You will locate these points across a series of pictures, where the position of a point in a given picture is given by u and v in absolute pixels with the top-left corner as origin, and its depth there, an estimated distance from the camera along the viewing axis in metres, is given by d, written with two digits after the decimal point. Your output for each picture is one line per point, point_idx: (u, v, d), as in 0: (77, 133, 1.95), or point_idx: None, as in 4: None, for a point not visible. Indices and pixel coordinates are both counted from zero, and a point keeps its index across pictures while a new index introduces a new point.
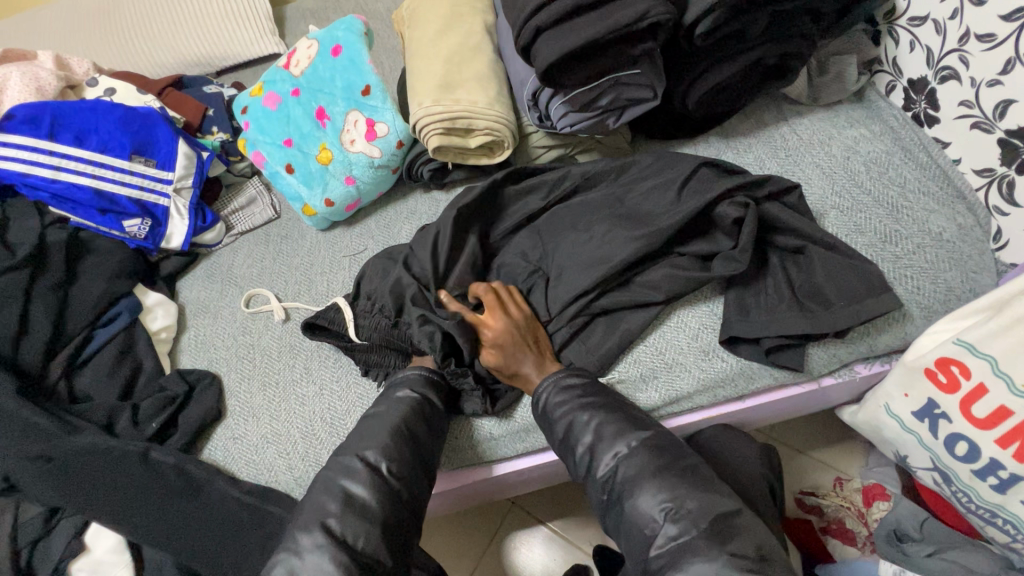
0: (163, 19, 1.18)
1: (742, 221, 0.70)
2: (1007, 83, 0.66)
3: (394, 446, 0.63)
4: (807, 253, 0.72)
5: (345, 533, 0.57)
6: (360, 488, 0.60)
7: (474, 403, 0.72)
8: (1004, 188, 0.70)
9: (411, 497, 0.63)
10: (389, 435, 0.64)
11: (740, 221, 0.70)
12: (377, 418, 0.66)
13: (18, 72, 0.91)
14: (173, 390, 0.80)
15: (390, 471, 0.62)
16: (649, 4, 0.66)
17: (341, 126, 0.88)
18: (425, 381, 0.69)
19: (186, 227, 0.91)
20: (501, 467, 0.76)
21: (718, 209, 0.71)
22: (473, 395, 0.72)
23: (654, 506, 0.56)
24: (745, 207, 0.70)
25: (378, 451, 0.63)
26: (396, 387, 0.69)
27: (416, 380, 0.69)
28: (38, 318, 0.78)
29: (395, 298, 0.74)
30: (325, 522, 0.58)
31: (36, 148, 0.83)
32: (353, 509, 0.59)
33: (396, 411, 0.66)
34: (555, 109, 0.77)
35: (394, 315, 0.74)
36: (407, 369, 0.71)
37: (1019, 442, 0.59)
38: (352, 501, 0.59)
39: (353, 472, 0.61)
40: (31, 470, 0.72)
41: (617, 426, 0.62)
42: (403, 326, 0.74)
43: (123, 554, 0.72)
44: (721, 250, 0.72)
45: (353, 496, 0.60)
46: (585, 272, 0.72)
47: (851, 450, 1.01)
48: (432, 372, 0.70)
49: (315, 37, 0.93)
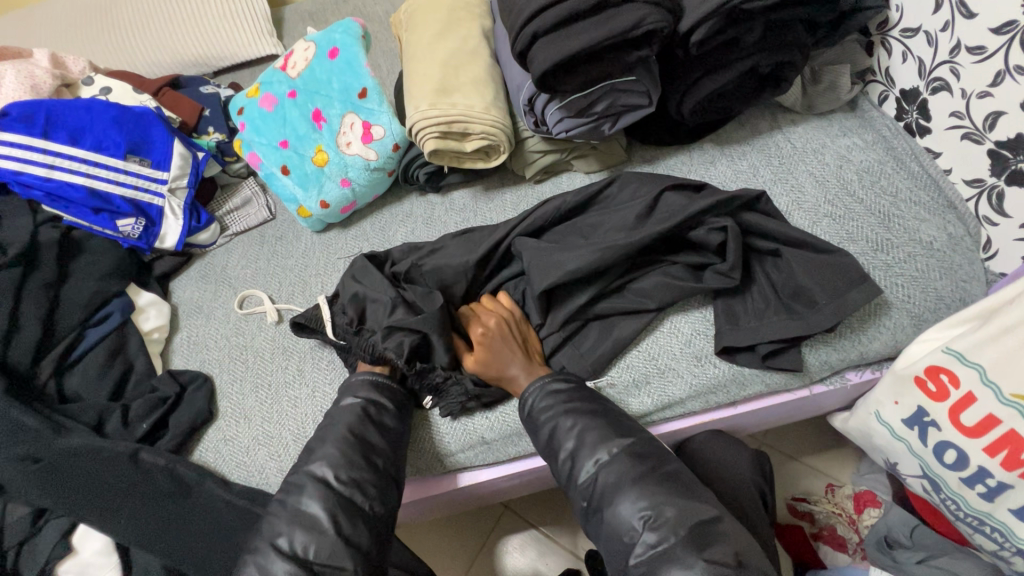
0: (160, 19, 1.17)
1: (725, 244, 0.71)
2: (997, 95, 0.67)
3: (341, 455, 0.63)
4: (782, 255, 0.72)
5: (296, 548, 0.58)
6: (312, 506, 0.60)
7: (451, 401, 0.71)
8: (993, 199, 0.71)
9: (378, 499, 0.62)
10: (371, 444, 0.64)
11: (723, 243, 0.71)
12: (327, 427, 0.66)
13: (13, 70, 0.91)
14: (164, 391, 0.79)
15: (338, 479, 0.62)
16: (645, 12, 0.66)
17: (337, 128, 0.88)
18: (371, 385, 0.69)
19: (180, 228, 0.91)
20: (464, 477, 0.75)
21: (698, 233, 0.72)
22: (450, 393, 0.71)
23: (633, 514, 0.56)
24: (724, 231, 0.71)
25: (325, 462, 0.63)
26: (344, 395, 0.69)
27: (360, 385, 0.69)
28: (28, 316, 0.78)
29: (354, 305, 0.73)
30: (274, 543, 0.58)
31: (30, 145, 0.83)
32: (311, 527, 0.59)
33: (342, 419, 0.66)
34: (550, 114, 0.77)
35: (356, 323, 0.73)
36: (355, 376, 0.71)
37: (1006, 451, 0.60)
38: (309, 514, 0.59)
39: (304, 489, 0.61)
40: (18, 471, 0.71)
41: (599, 433, 0.62)
42: (364, 333, 0.72)
43: (111, 556, 0.71)
44: (711, 262, 0.73)
45: (302, 510, 0.60)
46: (548, 272, 0.71)
47: (843, 456, 1.02)
48: (377, 377, 0.69)
49: (312, 39, 0.93)
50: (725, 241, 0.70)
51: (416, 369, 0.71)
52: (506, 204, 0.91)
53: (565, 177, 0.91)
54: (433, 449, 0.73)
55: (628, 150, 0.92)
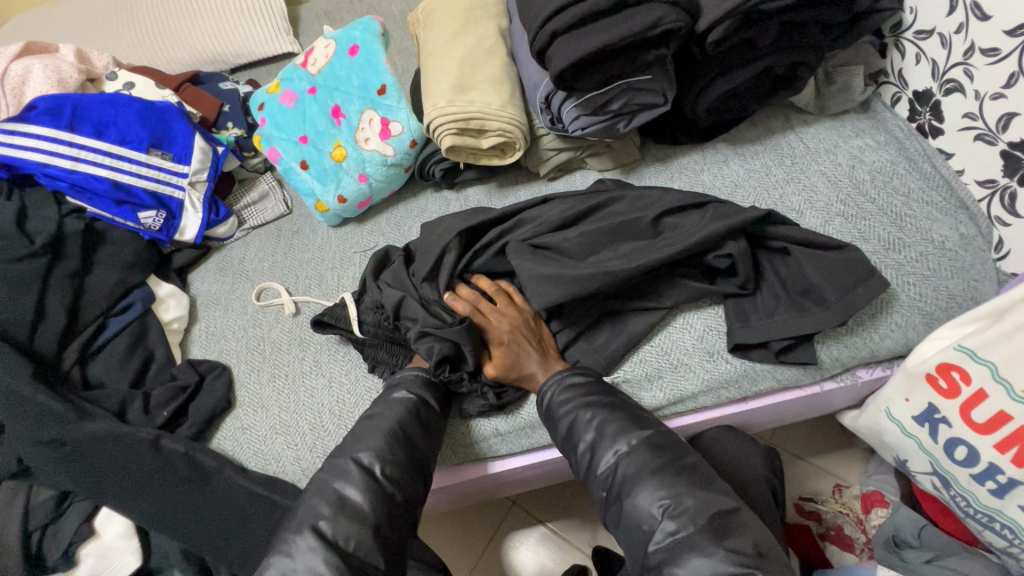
0: (180, 18, 1.19)
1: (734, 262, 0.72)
2: (1011, 96, 0.67)
3: (364, 443, 0.63)
4: (792, 253, 0.73)
5: (332, 537, 0.57)
6: (334, 492, 0.60)
7: (473, 405, 0.73)
8: (1006, 199, 0.72)
9: (404, 502, 0.62)
10: (383, 435, 0.64)
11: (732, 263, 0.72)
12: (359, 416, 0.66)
13: (40, 65, 0.93)
14: (185, 380, 0.81)
15: (384, 474, 0.62)
16: (663, 11, 0.67)
17: (356, 124, 0.90)
18: (422, 382, 0.70)
19: (199, 220, 0.92)
20: (496, 465, 0.77)
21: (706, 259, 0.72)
22: (473, 397, 0.73)
23: (652, 503, 0.57)
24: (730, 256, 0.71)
25: (363, 453, 0.63)
26: (394, 388, 0.70)
27: (412, 382, 0.70)
28: (54, 303, 0.80)
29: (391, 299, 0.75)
30: (313, 528, 0.58)
31: (56, 139, 0.85)
32: (333, 513, 0.58)
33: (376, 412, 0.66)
34: (567, 112, 0.78)
35: (393, 318, 0.75)
36: (405, 369, 0.72)
37: (1017, 447, 0.61)
38: (334, 500, 0.59)
39: (349, 475, 0.61)
40: (45, 454, 0.73)
41: (618, 425, 0.63)
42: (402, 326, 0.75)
43: (131, 539, 0.74)
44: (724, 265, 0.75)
45: (346, 500, 0.60)
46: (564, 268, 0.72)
47: (851, 457, 1.02)
48: (428, 374, 0.71)
49: (332, 36, 0.94)
50: (733, 262, 0.71)
51: (443, 376, 0.70)
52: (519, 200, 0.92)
53: (580, 174, 0.93)
54: (449, 440, 0.75)
55: (641, 149, 0.93)
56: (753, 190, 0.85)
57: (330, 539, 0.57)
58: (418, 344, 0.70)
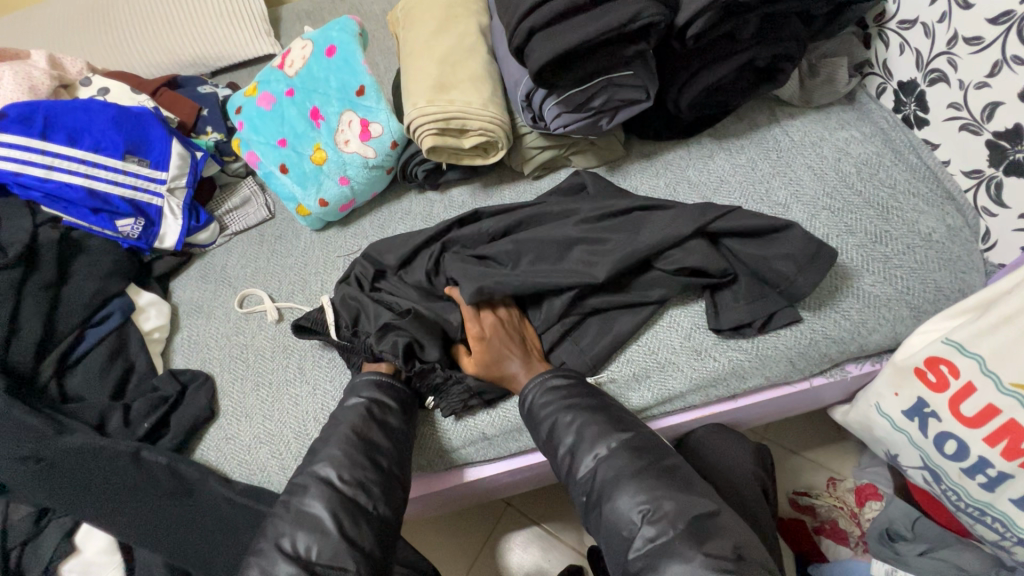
0: (158, 20, 1.17)
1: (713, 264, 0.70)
2: (995, 86, 0.67)
3: (345, 454, 0.62)
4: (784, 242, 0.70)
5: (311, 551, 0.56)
6: (315, 506, 0.59)
7: (451, 400, 0.71)
8: (992, 189, 0.71)
9: (383, 511, 0.61)
10: (362, 445, 0.63)
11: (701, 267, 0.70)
12: (332, 427, 0.65)
13: (11, 71, 0.91)
14: (166, 391, 0.80)
15: (357, 484, 0.61)
16: (642, 5, 0.66)
17: (335, 126, 0.88)
18: (375, 384, 0.68)
19: (178, 227, 0.91)
20: (471, 472, 0.76)
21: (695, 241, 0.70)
22: (450, 390, 0.71)
23: (632, 508, 0.56)
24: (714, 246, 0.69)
25: (344, 466, 0.61)
26: (349, 394, 0.69)
27: (364, 385, 0.68)
28: (28, 317, 0.78)
29: (347, 307, 0.76)
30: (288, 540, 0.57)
31: (28, 147, 0.83)
32: (312, 530, 0.57)
33: (347, 418, 0.65)
34: (549, 110, 0.77)
35: (352, 326, 0.75)
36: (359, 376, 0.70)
37: (1007, 441, 0.60)
38: (314, 510, 0.58)
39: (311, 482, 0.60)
40: (19, 470, 0.71)
41: (598, 428, 0.62)
42: (361, 335, 0.74)
43: (112, 555, 0.72)
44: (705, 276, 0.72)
45: (317, 513, 0.58)
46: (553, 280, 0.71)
47: (844, 450, 1.02)
48: (382, 377, 0.69)
49: (309, 37, 0.93)
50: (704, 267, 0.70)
51: (415, 368, 0.70)
52: (504, 199, 0.91)
53: (564, 172, 0.91)
54: (434, 445, 0.74)
55: (626, 145, 0.92)
56: (739, 185, 0.84)
57: (311, 563, 0.56)
58: (380, 343, 0.69)
